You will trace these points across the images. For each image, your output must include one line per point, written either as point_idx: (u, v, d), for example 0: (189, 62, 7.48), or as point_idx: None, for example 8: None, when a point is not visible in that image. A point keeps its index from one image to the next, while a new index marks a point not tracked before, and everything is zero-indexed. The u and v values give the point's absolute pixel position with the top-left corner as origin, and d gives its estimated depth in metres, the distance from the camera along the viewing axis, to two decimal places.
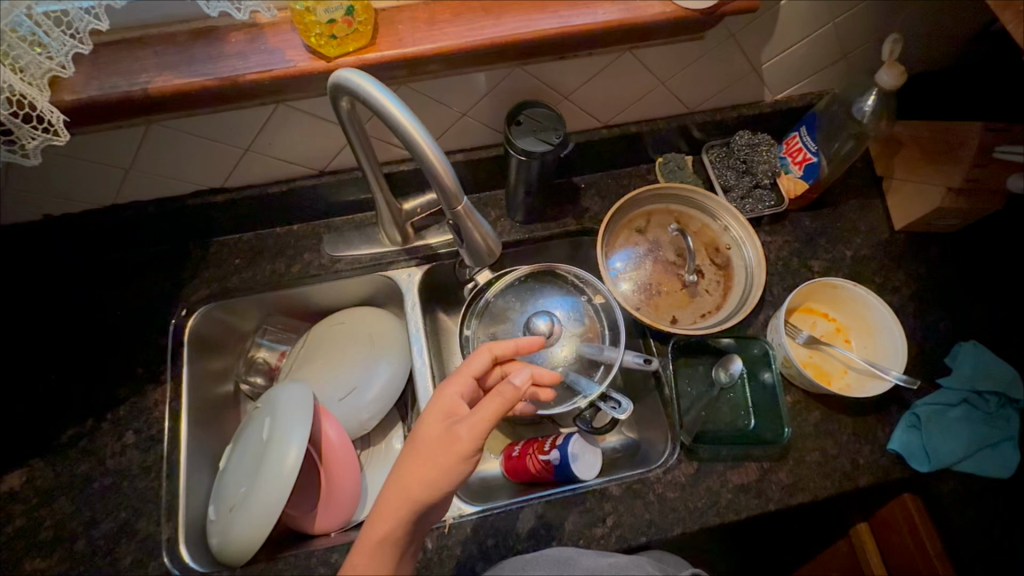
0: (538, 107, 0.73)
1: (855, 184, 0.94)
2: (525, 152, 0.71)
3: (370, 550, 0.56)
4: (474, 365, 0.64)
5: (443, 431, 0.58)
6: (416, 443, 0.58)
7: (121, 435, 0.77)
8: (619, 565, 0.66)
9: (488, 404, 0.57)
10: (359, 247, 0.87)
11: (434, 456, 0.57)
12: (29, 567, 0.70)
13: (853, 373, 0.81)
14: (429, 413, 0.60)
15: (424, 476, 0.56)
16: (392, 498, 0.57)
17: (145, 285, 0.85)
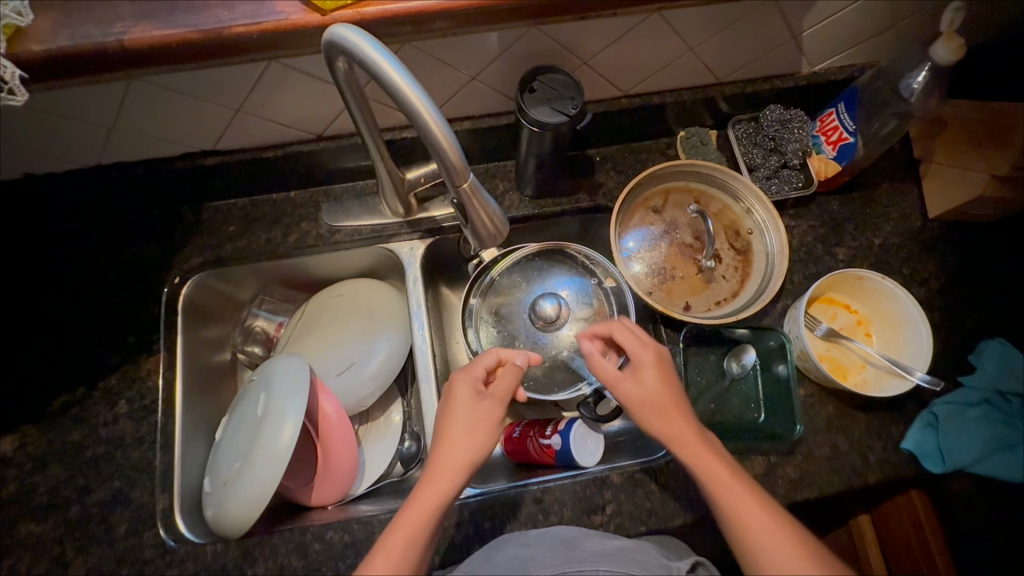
0: (555, 71, 0.67)
1: (889, 167, 0.88)
2: (538, 123, 0.66)
3: (417, 518, 0.56)
4: (484, 359, 0.66)
5: (477, 405, 0.61)
6: (454, 418, 0.60)
7: (113, 404, 0.75)
8: (624, 548, 0.63)
9: (509, 381, 0.63)
10: (360, 218, 0.83)
11: (475, 425, 0.60)
12: (22, 532, 0.70)
13: (872, 369, 0.77)
14: (459, 392, 0.62)
15: (470, 442, 0.59)
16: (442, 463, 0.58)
17: (135, 251, 0.81)
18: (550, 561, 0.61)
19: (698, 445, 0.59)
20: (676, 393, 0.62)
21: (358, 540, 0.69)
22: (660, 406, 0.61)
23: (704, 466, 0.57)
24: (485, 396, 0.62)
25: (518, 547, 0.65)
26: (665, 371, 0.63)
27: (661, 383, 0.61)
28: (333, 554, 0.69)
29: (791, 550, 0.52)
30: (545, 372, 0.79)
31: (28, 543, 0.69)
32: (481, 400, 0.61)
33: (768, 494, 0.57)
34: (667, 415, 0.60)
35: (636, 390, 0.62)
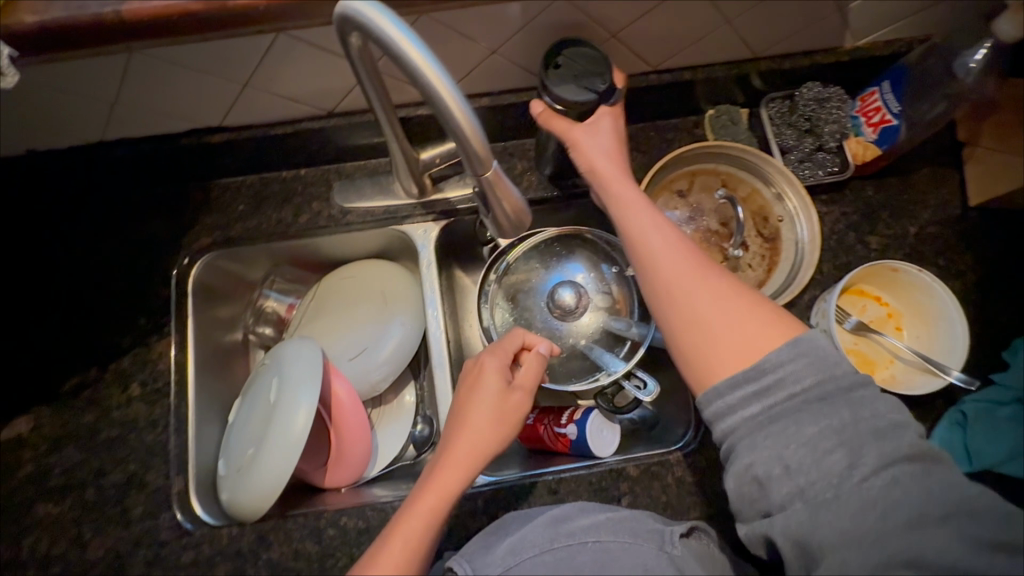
0: (581, 45, 0.62)
1: (930, 150, 0.83)
2: (565, 101, 0.62)
3: (434, 504, 0.53)
4: (511, 340, 0.63)
5: (506, 393, 0.58)
6: (478, 401, 0.58)
7: (126, 387, 0.75)
8: (615, 519, 0.60)
9: (535, 371, 0.61)
10: (372, 198, 0.80)
11: (494, 416, 0.57)
12: (41, 512, 0.71)
13: (901, 364, 0.74)
14: (488, 376, 0.59)
15: (492, 428, 0.57)
16: (457, 457, 0.55)
17: (143, 230, 0.79)
18: (539, 540, 0.59)
19: (624, 185, 0.62)
20: (623, 146, 0.65)
21: (372, 527, 0.69)
22: (606, 147, 0.63)
23: (623, 196, 0.61)
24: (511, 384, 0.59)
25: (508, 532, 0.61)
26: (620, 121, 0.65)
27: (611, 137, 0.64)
28: (348, 540, 0.69)
29: (689, 260, 0.56)
30: (561, 360, 0.77)
31: (47, 522, 0.70)
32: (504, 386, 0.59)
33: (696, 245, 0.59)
34: (610, 157, 0.63)
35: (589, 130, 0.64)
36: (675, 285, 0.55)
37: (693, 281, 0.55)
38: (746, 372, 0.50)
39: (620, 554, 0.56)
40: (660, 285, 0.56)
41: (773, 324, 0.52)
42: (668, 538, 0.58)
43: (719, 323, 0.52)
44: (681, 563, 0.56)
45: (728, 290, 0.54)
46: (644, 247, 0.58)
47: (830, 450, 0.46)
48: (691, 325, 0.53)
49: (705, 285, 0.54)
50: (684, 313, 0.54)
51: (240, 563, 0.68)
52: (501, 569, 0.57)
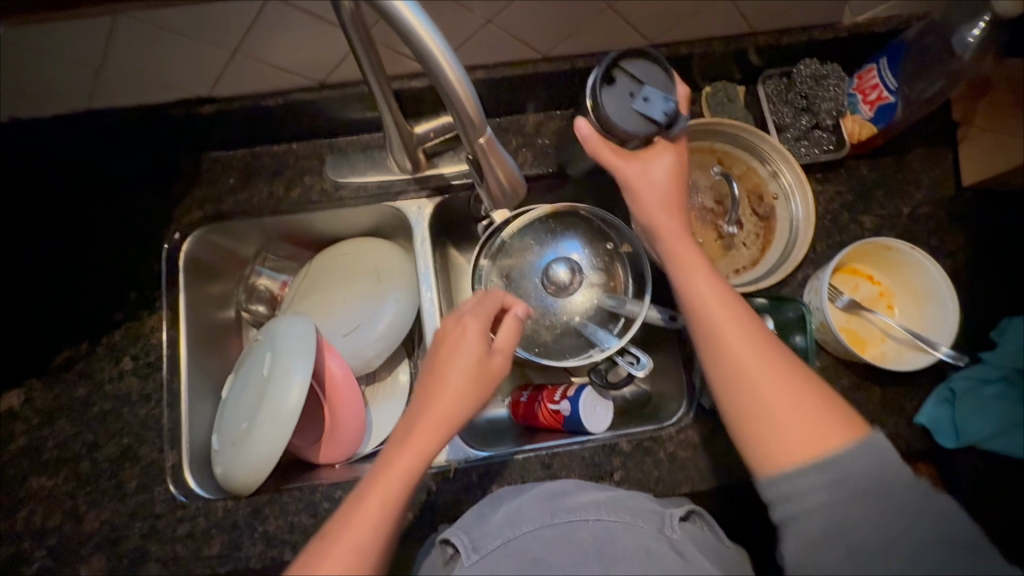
0: (656, 71, 0.60)
1: (926, 130, 0.83)
2: (609, 120, 0.60)
3: (410, 466, 0.53)
4: (489, 300, 0.61)
5: (483, 357, 0.57)
6: (454, 365, 0.56)
7: (118, 361, 0.74)
8: (614, 497, 0.61)
9: (513, 334, 0.60)
10: (365, 173, 0.80)
11: (469, 381, 0.56)
12: (35, 484, 0.71)
13: (891, 342, 0.75)
14: (468, 339, 0.57)
15: (467, 391, 0.56)
16: (430, 422, 0.55)
17: (134, 203, 0.78)
18: (537, 513, 0.60)
19: (688, 251, 0.61)
20: (680, 190, 0.63)
21: None
22: (662, 197, 0.62)
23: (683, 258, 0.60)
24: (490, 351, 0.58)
25: (508, 505, 0.63)
26: (680, 164, 0.63)
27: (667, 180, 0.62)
28: None
29: (756, 336, 0.55)
30: (555, 338, 0.77)
31: (41, 495, 0.70)
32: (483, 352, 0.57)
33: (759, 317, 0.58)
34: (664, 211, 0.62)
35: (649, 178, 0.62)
36: (745, 363, 0.54)
37: (763, 366, 0.54)
38: (816, 461, 0.50)
39: (622, 534, 0.56)
40: (727, 364, 0.55)
41: (841, 422, 0.52)
42: (668, 521, 0.59)
43: (790, 414, 0.52)
44: (680, 546, 0.56)
45: (797, 378, 0.53)
46: (713, 318, 0.57)
47: (883, 520, 0.48)
48: (755, 409, 0.53)
49: (775, 369, 0.54)
50: (754, 398, 0.53)
51: (235, 535, 0.68)
52: (500, 541, 0.58)
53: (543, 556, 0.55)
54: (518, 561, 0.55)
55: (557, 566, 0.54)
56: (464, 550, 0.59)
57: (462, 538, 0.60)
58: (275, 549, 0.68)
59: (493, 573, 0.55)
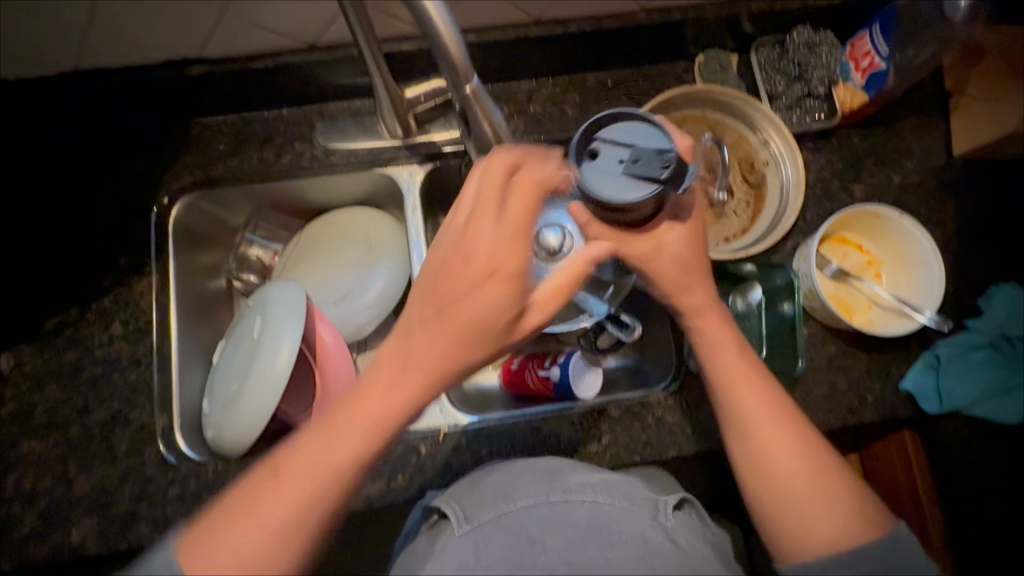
0: (633, 123, 0.55)
1: (918, 99, 0.83)
2: (614, 196, 0.53)
3: (381, 415, 0.49)
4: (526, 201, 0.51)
5: (501, 301, 0.50)
6: (467, 305, 0.49)
7: (108, 325, 0.74)
8: (609, 481, 0.61)
9: (563, 280, 0.54)
10: (357, 139, 0.79)
11: (480, 331, 0.49)
12: (24, 448, 0.70)
13: (879, 310, 0.75)
14: (495, 279, 0.49)
15: (476, 344, 0.50)
16: (425, 368, 0.49)
17: (123, 169, 0.78)
18: (534, 489, 0.59)
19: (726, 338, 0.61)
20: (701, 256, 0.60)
21: None
22: (686, 272, 0.60)
23: (715, 345, 0.61)
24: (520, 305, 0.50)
25: (503, 478, 0.62)
26: (695, 230, 0.59)
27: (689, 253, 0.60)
28: None
29: (790, 430, 0.58)
30: None
31: (31, 459, 0.70)
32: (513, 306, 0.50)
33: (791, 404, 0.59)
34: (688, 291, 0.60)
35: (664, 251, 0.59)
36: (774, 461, 0.56)
37: (790, 462, 0.56)
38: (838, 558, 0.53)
39: (616, 518, 0.56)
40: (755, 456, 0.57)
41: (863, 520, 0.54)
42: (662, 509, 0.58)
43: (821, 512, 0.54)
44: (675, 535, 0.56)
45: (829, 477, 0.56)
46: (748, 412, 0.58)
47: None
48: (776, 496, 0.56)
49: (808, 468, 0.56)
50: (785, 497, 0.55)
51: None
52: (494, 514, 0.57)
53: (542, 537, 0.54)
54: (515, 538, 0.54)
55: (556, 549, 0.53)
56: (456, 519, 0.58)
57: (452, 507, 0.60)
58: None
59: (486, 547, 0.55)
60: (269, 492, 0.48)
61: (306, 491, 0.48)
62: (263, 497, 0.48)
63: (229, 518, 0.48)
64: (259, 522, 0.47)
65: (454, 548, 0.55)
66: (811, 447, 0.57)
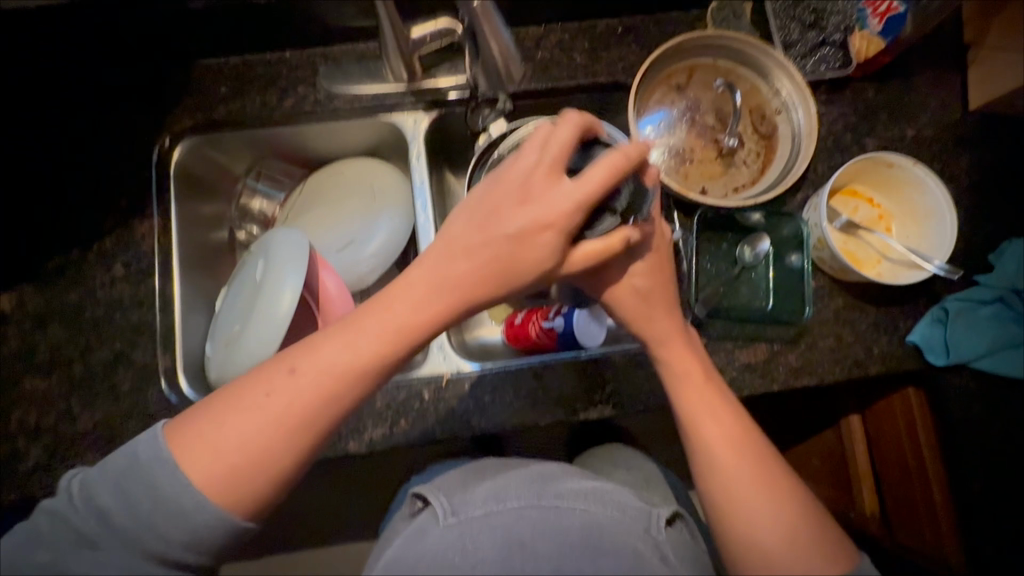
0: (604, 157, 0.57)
1: (935, 52, 0.82)
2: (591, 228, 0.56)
3: (408, 331, 0.52)
4: (598, 178, 0.50)
5: (537, 250, 0.52)
6: (505, 245, 0.52)
7: (109, 267, 0.73)
8: (600, 489, 0.61)
9: (598, 255, 0.53)
10: (360, 83, 0.77)
11: (509, 268, 0.53)
12: (27, 386, 0.70)
13: (888, 263, 0.74)
14: (547, 233, 0.51)
15: (499, 283, 0.53)
16: (454, 291, 0.53)
17: (125, 110, 0.77)
18: (525, 492, 0.60)
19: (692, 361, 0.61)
20: (665, 287, 0.61)
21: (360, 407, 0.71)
22: (648, 300, 0.60)
23: (683, 365, 0.60)
24: (552, 260, 0.53)
25: (494, 481, 0.63)
26: (658, 262, 0.60)
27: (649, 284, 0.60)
28: None
29: (755, 457, 0.57)
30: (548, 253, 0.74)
31: (34, 397, 0.70)
32: (546, 260, 0.52)
33: (758, 430, 0.59)
34: (651, 319, 0.61)
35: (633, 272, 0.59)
36: (735, 487, 0.55)
37: (752, 489, 0.55)
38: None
39: (609, 528, 0.56)
40: (715, 483, 0.56)
41: (837, 561, 0.52)
42: (654, 522, 0.59)
43: (790, 552, 0.52)
44: (664, 548, 0.56)
45: (798, 510, 0.54)
46: (710, 442, 0.57)
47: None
48: (735, 519, 0.55)
49: (776, 498, 0.54)
50: (747, 528, 0.54)
51: None
52: (482, 511, 0.58)
53: (530, 540, 0.55)
54: (504, 538, 0.55)
55: (542, 554, 0.54)
56: (443, 512, 0.60)
57: (441, 500, 0.62)
58: None
59: (472, 544, 0.55)
60: (277, 388, 0.50)
61: (313, 394, 0.50)
62: (275, 386, 0.50)
63: (230, 405, 0.49)
64: (258, 410, 0.49)
65: (439, 542, 0.56)
66: (775, 475, 0.56)
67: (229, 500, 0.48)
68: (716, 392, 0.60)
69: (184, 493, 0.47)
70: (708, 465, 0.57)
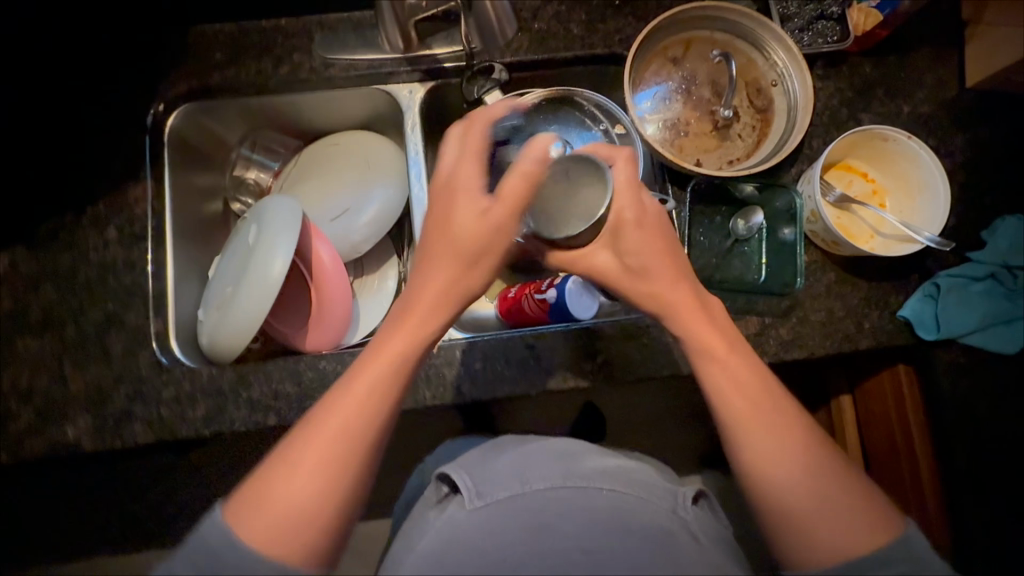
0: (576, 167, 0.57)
1: (933, 29, 0.81)
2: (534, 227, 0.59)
3: (409, 339, 0.54)
4: (478, 135, 0.55)
5: (478, 222, 0.54)
6: (457, 234, 0.55)
7: (102, 230, 0.73)
8: (626, 468, 0.60)
9: (521, 191, 0.54)
10: (357, 50, 0.77)
11: (465, 252, 0.54)
12: (20, 346, 0.70)
13: (880, 238, 0.75)
14: (461, 201, 0.55)
15: (480, 262, 0.55)
16: (437, 295, 0.55)
17: (119, 74, 0.76)
18: (550, 475, 0.58)
19: (712, 326, 0.56)
20: (677, 254, 0.57)
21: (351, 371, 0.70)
22: (666, 265, 0.56)
23: (701, 329, 0.55)
24: (491, 221, 0.54)
25: (517, 462, 0.62)
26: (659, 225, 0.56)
27: (654, 248, 0.56)
28: (327, 382, 0.69)
29: (786, 429, 0.53)
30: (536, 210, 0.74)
31: (27, 356, 0.70)
32: (484, 225, 0.54)
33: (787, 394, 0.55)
34: (673, 281, 0.56)
35: (619, 246, 0.56)
36: (769, 457, 0.52)
37: (793, 460, 0.52)
38: (849, 565, 0.50)
39: (639, 508, 0.55)
40: (751, 453, 0.53)
41: (878, 531, 0.51)
42: (682, 502, 0.57)
43: (831, 522, 0.51)
44: (694, 527, 0.55)
45: (836, 477, 0.52)
46: (739, 414, 0.54)
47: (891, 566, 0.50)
48: (777, 491, 0.52)
49: (809, 471, 0.52)
50: (787, 500, 0.51)
51: (221, 400, 0.69)
52: (509, 493, 0.57)
53: (557, 520, 0.53)
54: (530, 521, 0.54)
55: (570, 534, 0.52)
56: (468, 494, 0.58)
57: (465, 479, 0.60)
58: (260, 415, 0.69)
59: (500, 528, 0.54)
60: (311, 439, 0.51)
61: (343, 436, 0.51)
62: (310, 437, 0.51)
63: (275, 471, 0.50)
64: (301, 470, 0.50)
65: (466, 526, 0.55)
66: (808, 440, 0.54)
67: (299, 552, 0.49)
68: (746, 361, 0.56)
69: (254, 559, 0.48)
70: (742, 436, 0.53)
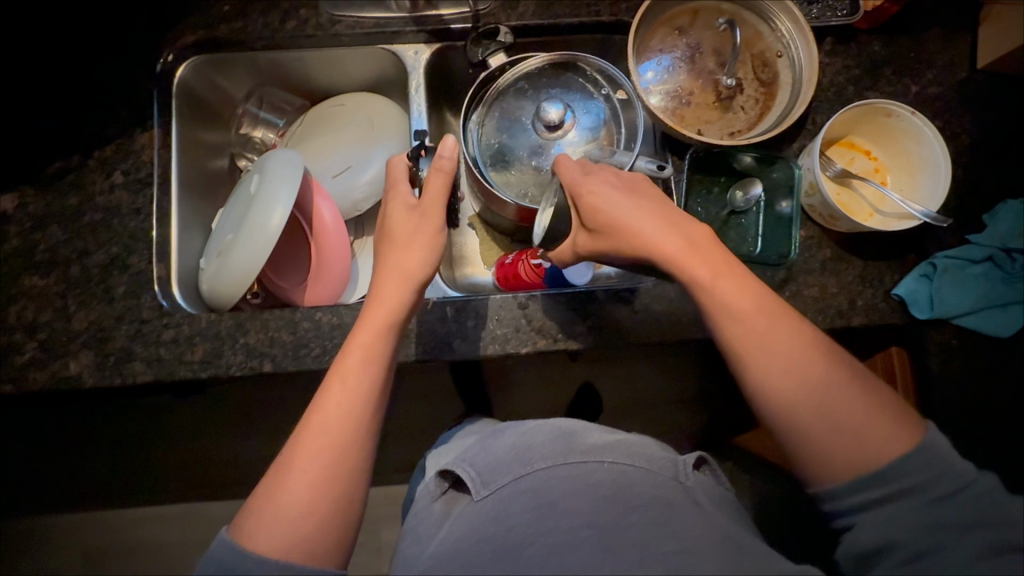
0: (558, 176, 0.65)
1: (945, 10, 0.80)
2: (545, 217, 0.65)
3: (386, 316, 0.60)
4: (397, 168, 0.66)
5: (409, 215, 0.63)
6: (397, 227, 0.63)
7: (109, 175, 0.75)
8: (625, 442, 0.59)
9: (439, 183, 0.62)
10: (364, 9, 0.79)
11: (413, 232, 0.62)
12: (26, 284, 0.72)
13: (879, 216, 0.74)
14: (393, 210, 0.64)
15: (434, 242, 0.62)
16: (406, 272, 0.61)
17: (131, 24, 0.78)
18: (550, 451, 0.58)
19: (700, 264, 0.55)
20: (670, 211, 0.58)
21: (346, 323, 0.71)
22: (661, 215, 0.57)
23: (693, 263, 0.54)
24: (416, 211, 0.63)
25: (516, 437, 0.62)
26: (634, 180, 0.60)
27: (632, 199, 0.58)
28: (321, 332, 0.70)
29: (791, 355, 0.52)
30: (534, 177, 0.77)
31: (32, 294, 0.72)
32: (419, 216, 0.62)
33: (802, 318, 0.54)
34: (673, 222, 0.57)
35: (585, 215, 0.58)
36: (780, 386, 0.51)
37: (798, 397, 0.51)
38: (862, 478, 0.50)
39: (641, 480, 0.54)
40: (763, 392, 0.52)
41: (900, 436, 0.50)
42: (682, 469, 0.57)
43: (848, 442, 0.50)
44: (696, 494, 0.54)
45: (848, 400, 0.51)
46: (744, 347, 0.53)
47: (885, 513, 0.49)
48: (787, 420, 0.52)
49: (811, 395, 0.51)
50: (796, 428, 0.51)
51: (218, 344, 0.70)
52: (511, 478, 0.56)
53: (560, 499, 0.52)
54: (535, 502, 0.52)
55: (576, 511, 0.51)
56: (472, 485, 0.58)
57: (468, 472, 0.59)
58: (255, 361, 0.70)
59: (506, 509, 0.53)
60: (314, 425, 0.55)
61: (341, 418, 0.55)
62: (313, 424, 0.55)
63: (288, 460, 0.54)
64: (309, 456, 0.54)
65: (474, 512, 0.55)
66: (819, 357, 0.52)
67: (315, 525, 0.52)
68: (748, 291, 0.54)
69: (277, 539, 0.51)
70: (758, 370, 0.52)
